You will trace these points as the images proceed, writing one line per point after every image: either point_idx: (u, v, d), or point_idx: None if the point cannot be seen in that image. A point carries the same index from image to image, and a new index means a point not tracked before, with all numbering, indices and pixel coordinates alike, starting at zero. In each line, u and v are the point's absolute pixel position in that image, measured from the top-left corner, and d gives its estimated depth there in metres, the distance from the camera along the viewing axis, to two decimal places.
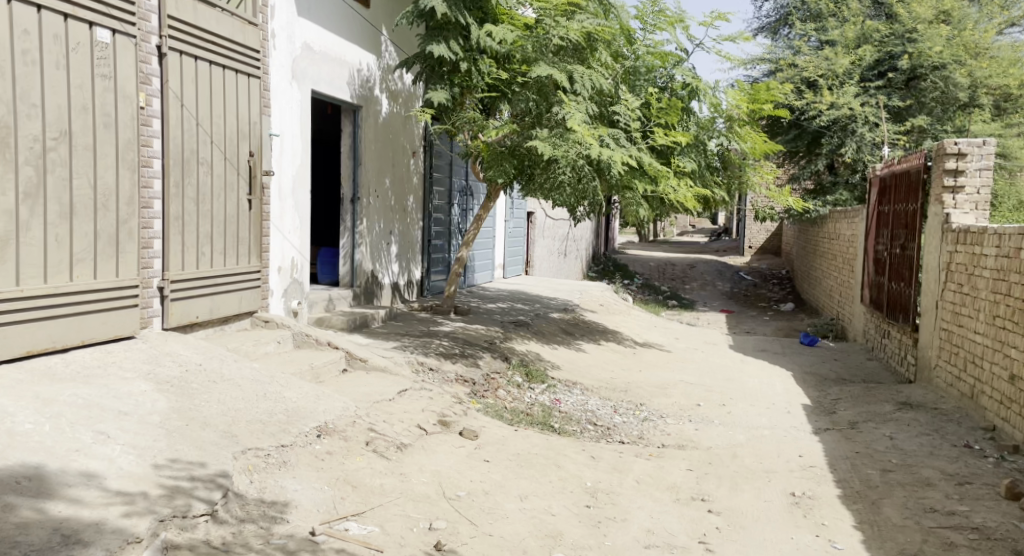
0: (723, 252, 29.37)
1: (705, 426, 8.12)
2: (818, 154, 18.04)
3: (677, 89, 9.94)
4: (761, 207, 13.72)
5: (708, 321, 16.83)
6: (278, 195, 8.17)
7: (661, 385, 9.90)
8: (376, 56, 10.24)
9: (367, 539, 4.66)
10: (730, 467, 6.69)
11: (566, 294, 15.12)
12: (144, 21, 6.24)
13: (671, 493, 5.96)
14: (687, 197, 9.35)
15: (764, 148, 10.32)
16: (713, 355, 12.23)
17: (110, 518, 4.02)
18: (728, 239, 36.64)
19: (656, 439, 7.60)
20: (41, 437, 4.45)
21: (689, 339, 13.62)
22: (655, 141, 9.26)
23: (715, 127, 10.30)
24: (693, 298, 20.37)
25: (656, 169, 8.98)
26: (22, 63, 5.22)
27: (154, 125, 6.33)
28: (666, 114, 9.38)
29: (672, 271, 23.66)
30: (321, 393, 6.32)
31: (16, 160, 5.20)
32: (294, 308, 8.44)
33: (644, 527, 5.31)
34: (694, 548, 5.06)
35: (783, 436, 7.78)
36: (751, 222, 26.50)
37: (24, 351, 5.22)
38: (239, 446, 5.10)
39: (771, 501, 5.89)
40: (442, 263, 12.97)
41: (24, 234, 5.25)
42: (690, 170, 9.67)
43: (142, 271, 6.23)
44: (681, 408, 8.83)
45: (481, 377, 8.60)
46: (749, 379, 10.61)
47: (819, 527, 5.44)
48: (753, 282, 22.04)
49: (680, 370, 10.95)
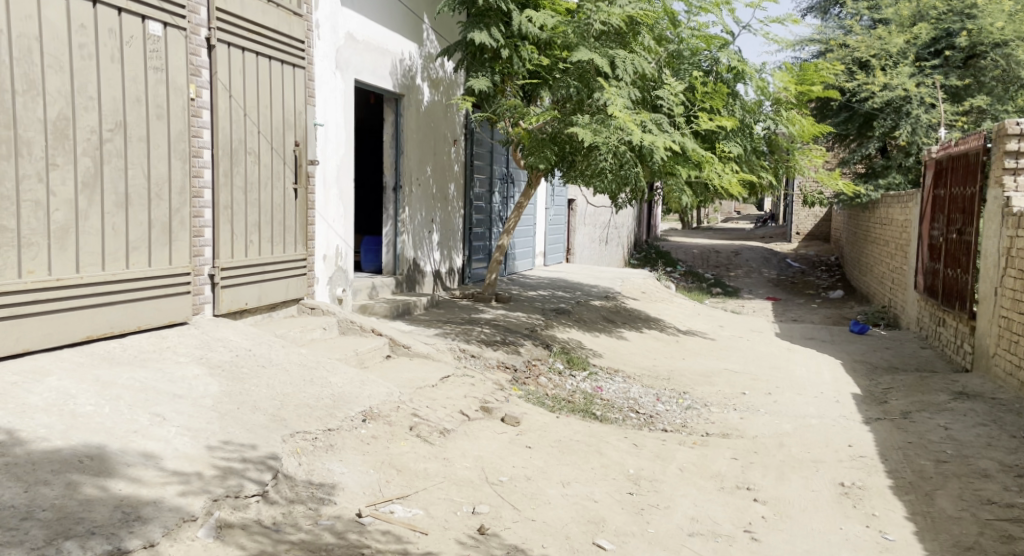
0: (768, 239, 28.90)
1: (750, 415, 8.08)
2: (870, 137, 17.70)
3: (723, 73, 9.74)
4: (812, 191, 13.18)
5: (753, 309, 16.67)
6: (323, 183, 8.30)
7: (705, 373, 9.87)
8: (417, 44, 10.30)
9: (412, 522, 4.74)
10: (776, 456, 6.65)
11: (606, 281, 15.10)
12: (194, 14, 6.36)
13: (716, 482, 5.95)
14: (732, 182, 9.24)
15: (812, 131, 10.16)
16: (759, 343, 12.13)
17: (167, 496, 4.12)
18: (774, 225, 36.06)
19: (699, 427, 7.59)
20: (101, 418, 4.59)
21: (733, 327, 13.54)
22: (699, 127, 9.17)
23: (762, 111, 10.16)
24: (738, 285, 20.19)
25: (700, 155, 8.87)
26: (79, 57, 5.37)
27: (204, 117, 6.48)
28: (712, 98, 9.26)
29: (715, 258, 23.48)
30: (365, 379, 6.43)
31: (75, 151, 5.36)
32: (339, 295, 8.58)
33: (688, 515, 5.32)
34: (740, 537, 5.06)
35: (831, 424, 7.73)
36: (799, 208, 26.15)
37: (85, 336, 5.42)
38: (288, 430, 5.24)
39: (819, 492, 5.85)
40: (483, 251, 13.01)
41: (82, 223, 5.43)
42: (735, 156, 9.55)
43: (194, 260, 6.41)
44: (725, 397, 8.77)
45: (522, 364, 8.67)
46: (796, 367, 10.51)
47: (869, 517, 5.41)
48: (799, 269, 21.75)
49: (723, 358, 10.90)
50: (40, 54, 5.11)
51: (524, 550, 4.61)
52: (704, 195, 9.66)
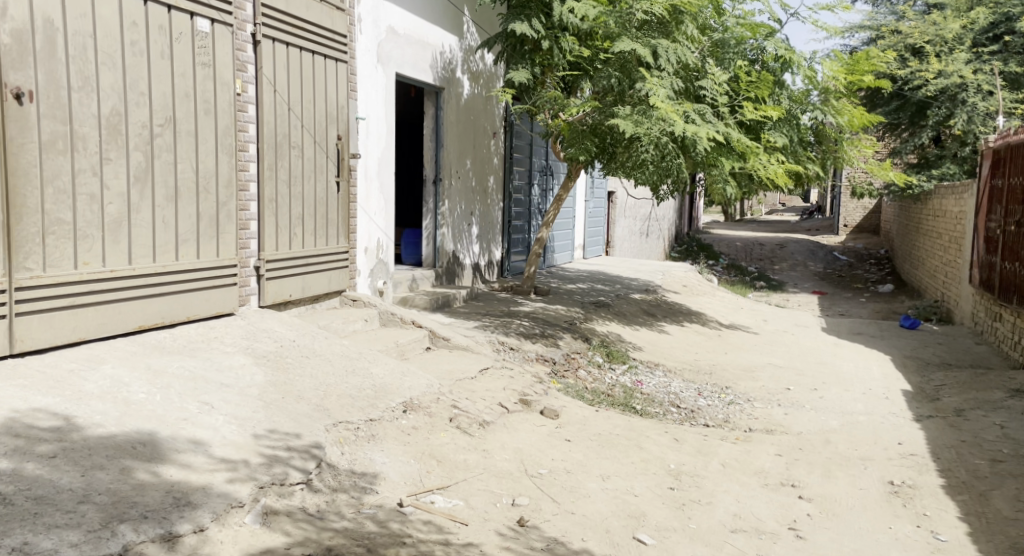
0: (815, 231, 28.45)
1: (795, 411, 7.99)
2: (923, 126, 17.31)
3: (769, 62, 9.62)
4: (862, 182, 12.92)
5: (798, 303, 16.45)
6: (364, 176, 8.39)
7: (747, 368, 9.78)
8: (458, 36, 10.35)
9: (452, 512, 4.79)
10: (822, 453, 6.57)
11: (647, 274, 15.03)
12: (240, 10, 6.46)
13: (759, 478, 5.91)
14: (777, 172, 9.17)
15: (862, 121, 9.98)
16: (804, 338, 11.98)
17: (216, 483, 4.21)
18: (821, 217, 35.44)
19: (742, 423, 7.53)
20: (153, 406, 4.72)
21: (777, 321, 13.38)
22: (744, 117, 9.08)
23: (810, 101, 10.01)
24: (783, 278, 19.94)
25: (745, 145, 8.77)
26: (131, 54, 5.50)
27: (250, 112, 6.60)
28: (757, 88, 9.16)
29: (759, 252, 23.21)
30: (406, 370, 6.51)
31: (127, 145, 5.50)
32: (380, 287, 8.68)
33: (731, 512, 5.29)
34: (784, 534, 5.03)
35: (881, 422, 7.62)
36: (847, 199, 25.71)
37: (137, 326, 5.57)
38: (330, 419, 5.33)
39: (868, 490, 5.78)
40: (522, 243, 13.05)
41: (134, 216, 5.57)
42: (781, 146, 9.44)
43: (240, 252, 6.54)
44: (769, 392, 8.69)
45: (561, 357, 8.69)
46: (843, 363, 10.35)
47: (920, 517, 5.33)
48: (846, 262, 21.40)
49: (766, 352, 10.79)
50: (94, 52, 5.25)
51: (565, 542, 4.63)
52: (748, 186, 9.57)
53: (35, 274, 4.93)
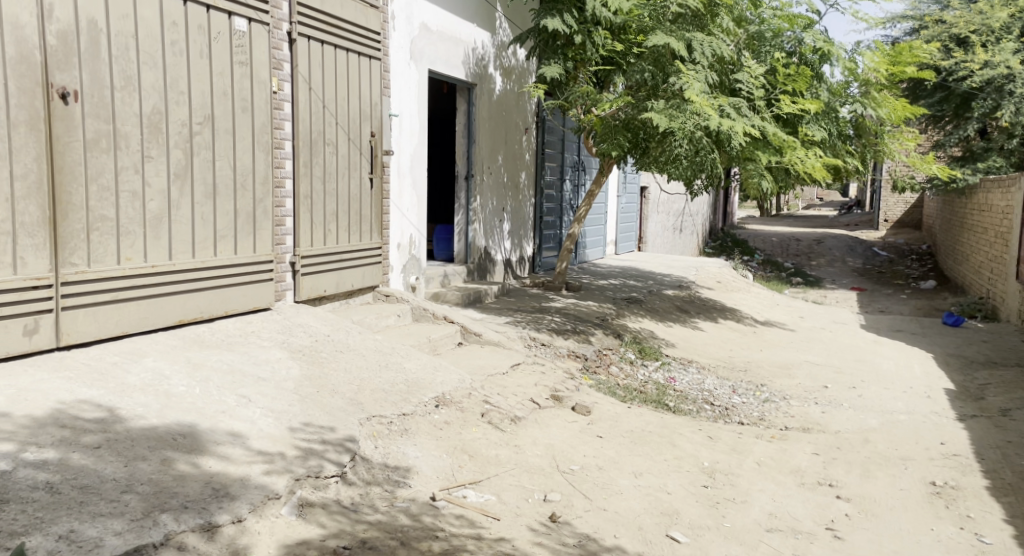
0: (854, 226, 27.99)
1: (832, 409, 7.91)
2: (967, 118, 16.93)
3: (807, 54, 9.52)
4: (904, 176, 12.69)
5: (836, 300, 16.24)
6: (397, 172, 8.45)
7: (784, 365, 9.70)
8: (490, 32, 10.37)
9: (484, 507, 4.83)
10: (861, 452, 6.51)
11: (681, 270, 14.95)
12: (277, 9, 6.54)
13: (796, 477, 5.87)
14: (815, 166, 8.91)
15: (903, 114, 9.81)
16: (842, 335, 11.83)
17: (253, 475, 4.29)
18: (861, 212, 34.89)
19: (778, 421, 7.47)
20: (193, 398, 4.82)
21: (815, 318, 13.23)
22: (781, 110, 8.99)
23: (849, 93, 9.88)
24: (821, 274, 19.70)
25: (781, 139, 8.70)
26: (171, 53, 5.61)
27: (285, 109, 6.69)
28: (795, 81, 9.09)
29: (796, 247, 22.95)
30: (438, 365, 6.56)
31: (168, 143, 5.61)
32: (412, 283, 8.75)
33: (766, 511, 5.27)
34: (821, 534, 4.99)
35: (922, 421, 7.52)
36: (888, 194, 25.30)
37: (177, 320, 5.69)
38: (364, 413, 5.39)
39: (908, 491, 5.71)
40: (553, 239, 13.05)
41: (174, 213, 5.68)
42: (819, 140, 9.32)
43: (276, 248, 6.64)
44: (805, 390, 8.61)
45: (593, 353, 8.68)
46: (883, 361, 10.22)
47: (964, 519, 5.26)
48: (887, 258, 21.07)
49: (803, 350, 10.68)
50: (136, 52, 5.36)
51: (597, 539, 4.65)
52: (785, 181, 9.44)
53: (80, 269, 5.06)
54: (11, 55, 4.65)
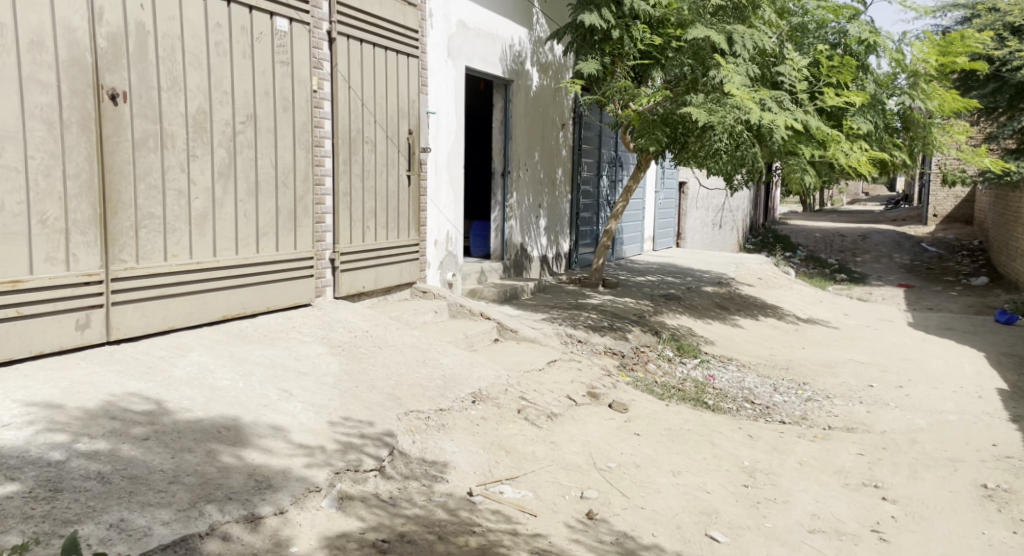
0: (901, 221, 27.46)
1: (878, 409, 7.80)
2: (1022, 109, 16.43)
3: (852, 45, 9.40)
4: (954, 169, 12.42)
5: (883, 297, 15.97)
6: (434, 169, 8.50)
7: (827, 364, 9.58)
8: (528, 28, 10.38)
9: (521, 503, 4.86)
10: (908, 453, 6.41)
11: (720, 267, 14.82)
12: (316, 9, 6.62)
13: (839, 478, 5.81)
14: (860, 160, 8.89)
15: (954, 105, 9.62)
16: (889, 333, 11.64)
17: (295, 467, 4.37)
18: (908, 206, 34.20)
19: (821, 421, 7.38)
20: (236, 392, 4.92)
21: (860, 315, 13.03)
22: (824, 103, 8.86)
23: (897, 85, 9.71)
24: (866, 271, 19.38)
25: (824, 132, 8.56)
26: (216, 54, 5.72)
27: (325, 108, 6.78)
28: (840, 73, 8.98)
29: (840, 243, 22.61)
30: (475, 361, 6.61)
31: (212, 142, 5.72)
32: (449, 279, 8.81)
33: (809, 512, 5.22)
34: (866, 536, 4.94)
35: (973, 422, 7.38)
36: (937, 188, 24.78)
37: (221, 315, 5.81)
38: (402, 408, 5.46)
39: (958, 493, 5.63)
40: (590, 235, 13.02)
41: (219, 210, 5.79)
42: (865, 133, 9.15)
43: (316, 245, 6.73)
44: (849, 389, 8.50)
45: (630, 350, 8.66)
46: (931, 360, 10.03)
47: (1016, 523, 5.18)
48: (936, 254, 20.65)
49: (847, 348, 10.53)
50: (181, 53, 5.48)
51: (635, 537, 4.65)
52: (828, 175, 9.35)
53: (129, 265, 5.19)
54: (63, 57, 4.78)
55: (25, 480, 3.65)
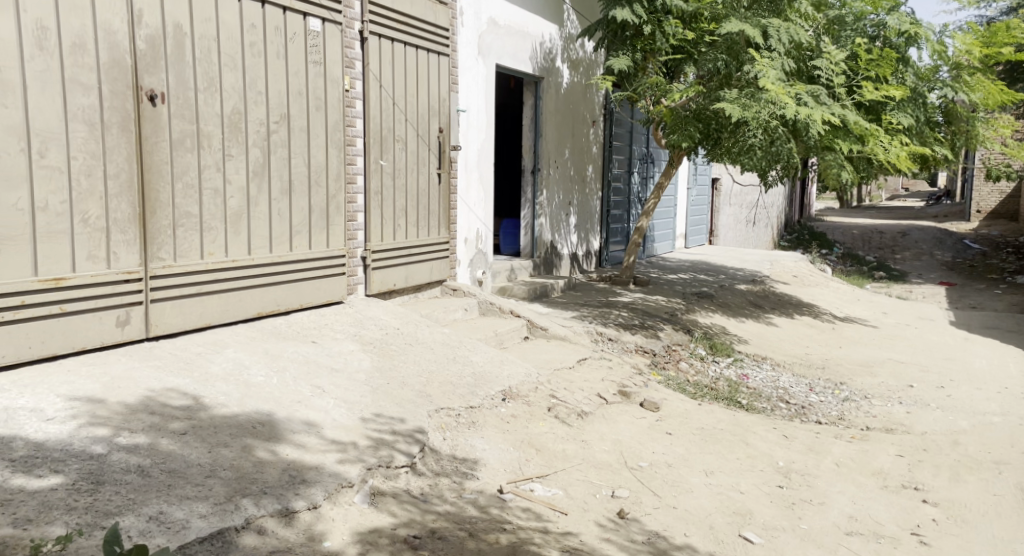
0: (943, 218, 26.97)
1: (918, 409, 7.69)
2: None
3: (891, 37, 9.35)
4: (998, 164, 12.17)
5: (923, 295, 15.71)
6: (464, 167, 8.53)
7: (865, 363, 9.46)
8: (558, 25, 10.37)
9: (552, 501, 4.87)
10: (949, 455, 6.32)
11: (754, 264, 14.69)
12: (349, 8, 6.68)
13: (878, 480, 5.74)
14: (899, 155, 8.77)
15: (998, 98, 9.49)
16: (929, 332, 11.45)
17: (328, 463, 4.43)
18: (950, 202, 33.58)
19: (859, 421, 7.30)
20: (271, 388, 5.00)
21: (900, 314, 12.83)
22: (862, 97, 8.77)
23: (938, 78, 9.62)
24: (906, 268, 19.08)
25: (862, 127, 8.46)
26: (250, 55, 5.80)
27: (357, 107, 6.84)
28: (879, 66, 8.87)
29: (878, 241, 22.28)
30: (505, 358, 6.64)
31: (247, 142, 5.80)
32: (479, 277, 8.84)
33: (846, 514, 5.17)
34: (906, 539, 4.89)
35: (1017, 424, 7.24)
36: (981, 184, 24.30)
37: (256, 312, 5.89)
38: (433, 406, 5.50)
39: (1001, 497, 5.53)
40: (621, 233, 12.99)
41: (253, 209, 5.88)
42: (905, 127, 9.06)
43: (348, 243, 6.80)
44: (888, 389, 8.38)
45: (662, 348, 8.63)
46: (974, 360, 9.86)
47: None
48: (980, 252, 20.26)
49: (886, 347, 10.39)
50: (217, 54, 5.56)
51: (667, 537, 4.64)
52: (866, 171, 9.25)
53: (167, 263, 5.28)
54: (104, 59, 4.88)
55: (68, 473, 3.74)
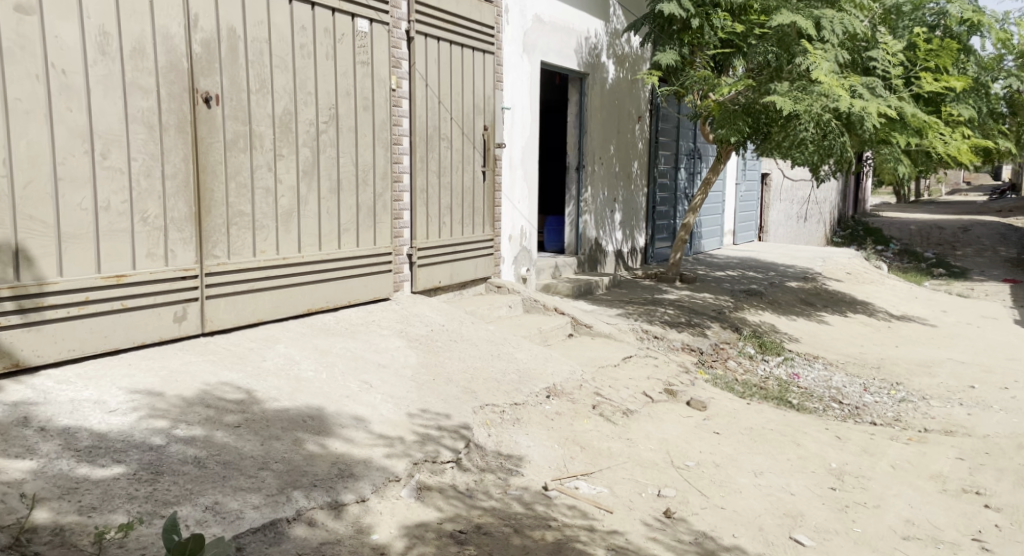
0: (1009, 212, 26.21)
1: (981, 411, 7.52)
2: None
3: (952, 26, 9.33)
4: None
5: (986, 293, 15.30)
6: (509, 165, 8.57)
7: (924, 363, 9.28)
8: (603, 21, 10.34)
9: (597, 499, 4.88)
10: (1013, 459, 6.17)
11: (806, 261, 14.46)
12: (395, 9, 6.76)
13: (937, 483, 5.63)
14: (960, 148, 8.58)
15: None
16: (992, 332, 11.16)
17: (375, 457, 4.50)
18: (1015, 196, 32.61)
19: (917, 423, 7.16)
20: (320, 383, 5.09)
21: (960, 313, 12.52)
22: (921, 89, 8.58)
23: (1001, 67, 9.54)
24: (967, 265, 18.59)
25: (921, 119, 8.25)
26: (301, 56, 5.91)
27: (403, 106, 6.91)
28: (938, 56, 8.65)
29: (938, 237, 21.75)
30: (550, 356, 6.66)
31: (297, 142, 5.91)
32: (523, 274, 8.88)
33: (903, 517, 5.09)
34: (967, 545, 4.80)
35: None
36: None
37: (305, 309, 6.01)
38: (478, 402, 5.55)
39: None
40: (667, 230, 12.91)
41: (303, 208, 5.99)
42: (966, 119, 8.97)
43: (395, 240, 6.89)
44: (948, 390, 8.21)
45: (710, 347, 8.56)
46: None
47: None
48: None
49: (946, 347, 10.16)
50: (269, 56, 5.68)
51: (715, 538, 4.62)
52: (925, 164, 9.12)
53: (221, 261, 5.42)
54: (162, 63, 5.02)
55: (130, 463, 3.87)
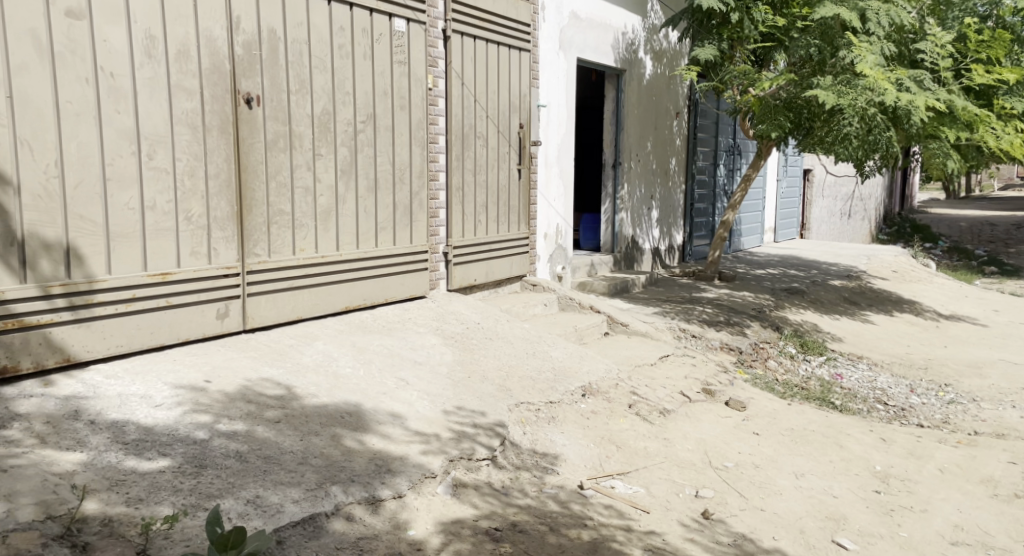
0: None
1: None
2: None
3: (1006, 16, 9.19)
4: None
5: None
6: (544, 162, 8.57)
7: (974, 364, 9.09)
8: (640, 17, 10.28)
9: (633, 499, 4.87)
10: None
11: (851, 260, 14.23)
12: (432, 8, 6.81)
13: (986, 488, 5.53)
14: (1013, 142, 8.37)
15: None
16: None
17: (411, 454, 4.54)
18: None
19: (966, 426, 7.02)
20: (358, 380, 5.16)
21: (1011, 312, 12.24)
22: (971, 81, 8.40)
23: None
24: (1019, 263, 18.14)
25: (972, 113, 8.08)
26: (339, 56, 5.98)
27: (440, 105, 6.96)
28: (990, 48, 8.49)
29: (988, 235, 21.26)
30: (586, 354, 6.66)
31: (336, 141, 5.98)
32: (559, 272, 8.88)
33: (951, 522, 5.01)
34: (1017, 552, 4.71)
35: None
36: None
37: (343, 306, 6.09)
38: (514, 400, 5.57)
39: None
40: (704, 227, 12.81)
41: (342, 206, 6.06)
42: (1020, 113, 8.74)
43: (431, 239, 6.93)
44: (999, 392, 8.04)
45: (750, 346, 8.47)
46: None
47: None
48: None
49: (996, 347, 9.94)
50: (309, 57, 5.75)
51: (754, 540, 4.59)
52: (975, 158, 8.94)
53: (262, 259, 5.50)
54: (206, 65, 5.12)
55: (175, 456, 3.95)
